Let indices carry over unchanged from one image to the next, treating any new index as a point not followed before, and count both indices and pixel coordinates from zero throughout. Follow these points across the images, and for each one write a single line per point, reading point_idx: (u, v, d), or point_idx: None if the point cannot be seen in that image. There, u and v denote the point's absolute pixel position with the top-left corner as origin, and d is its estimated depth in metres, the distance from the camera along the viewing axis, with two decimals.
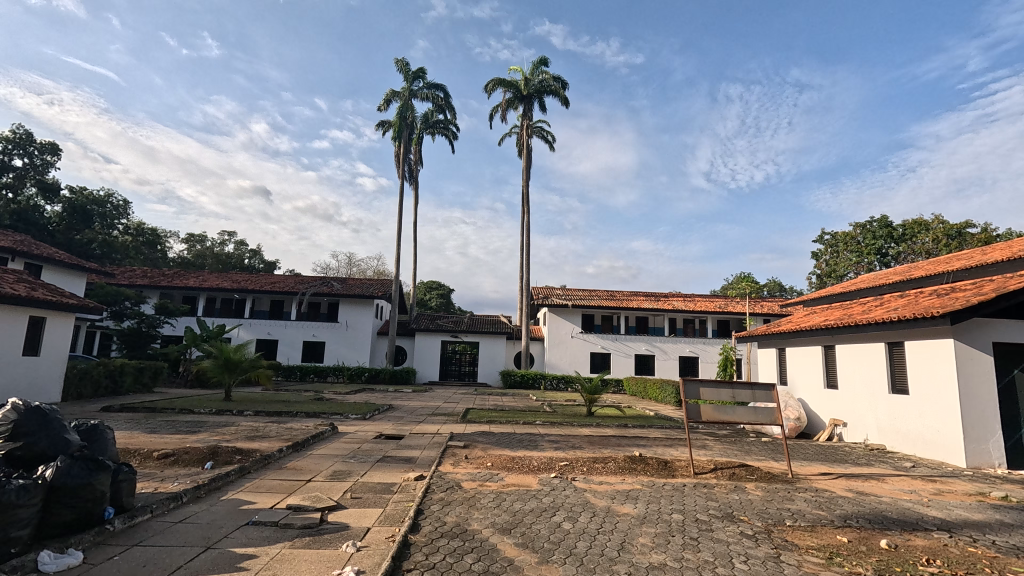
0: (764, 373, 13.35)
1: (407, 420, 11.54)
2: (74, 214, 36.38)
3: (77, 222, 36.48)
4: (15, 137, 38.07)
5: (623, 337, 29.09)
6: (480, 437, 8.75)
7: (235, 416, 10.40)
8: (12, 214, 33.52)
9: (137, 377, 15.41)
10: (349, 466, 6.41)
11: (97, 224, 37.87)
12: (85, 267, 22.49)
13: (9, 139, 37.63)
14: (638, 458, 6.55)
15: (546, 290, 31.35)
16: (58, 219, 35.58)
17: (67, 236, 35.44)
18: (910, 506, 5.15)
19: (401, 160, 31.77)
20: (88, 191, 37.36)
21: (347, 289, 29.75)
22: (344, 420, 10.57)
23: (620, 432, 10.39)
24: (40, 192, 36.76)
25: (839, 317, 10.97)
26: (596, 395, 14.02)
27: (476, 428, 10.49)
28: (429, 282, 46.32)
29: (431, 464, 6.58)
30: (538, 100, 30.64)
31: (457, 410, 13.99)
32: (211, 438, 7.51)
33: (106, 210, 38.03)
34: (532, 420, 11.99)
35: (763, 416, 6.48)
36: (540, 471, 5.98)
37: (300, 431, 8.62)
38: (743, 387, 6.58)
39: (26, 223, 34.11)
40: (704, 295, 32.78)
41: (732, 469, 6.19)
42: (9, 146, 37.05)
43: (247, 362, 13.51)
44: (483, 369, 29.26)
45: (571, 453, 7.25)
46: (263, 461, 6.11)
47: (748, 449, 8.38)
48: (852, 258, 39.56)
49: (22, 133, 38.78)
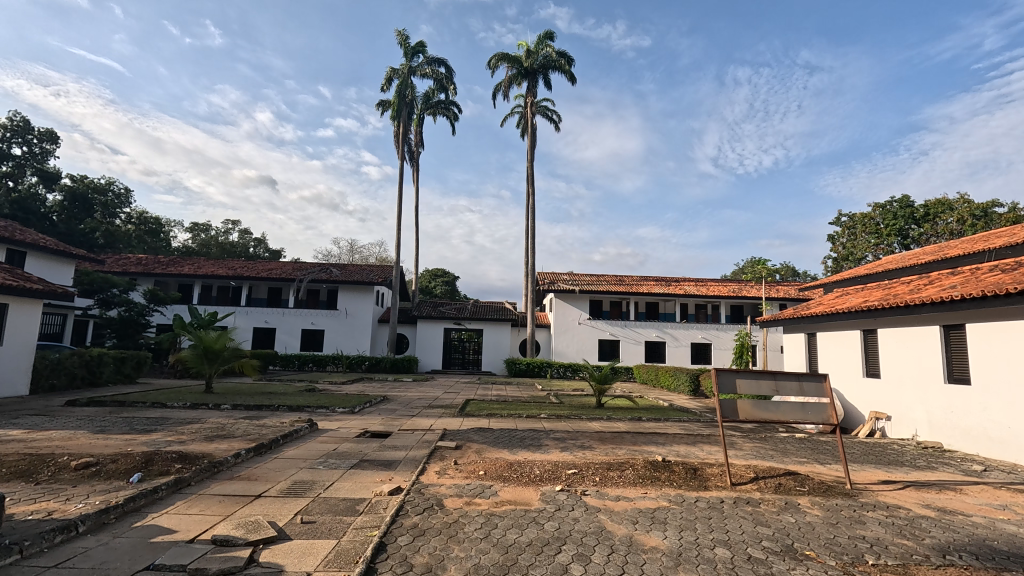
0: (790, 359, 12.20)
1: (399, 414, 10.52)
2: (75, 202, 35.64)
3: (78, 211, 35.77)
4: (14, 124, 37.32)
5: (632, 323, 27.97)
6: (476, 434, 7.70)
7: (208, 411, 9.43)
8: (11, 202, 32.82)
9: (117, 367, 14.52)
10: (314, 473, 5.36)
11: (99, 214, 37.21)
12: (72, 254, 21.59)
13: (6, 127, 36.86)
14: (660, 464, 5.43)
15: (552, 275, 30.20)
16: (59, 208, 34.91)
17: (68, 225, 34.77)
18: (1016, 531, 4.01)
19: (400, 140, 30.58)
20: (88, 179, 36.61)
21: (346, 276, 28.74)
22: (328, 414, 9.59)
23: (634, 427, 9.36)
24: (40, 180, 36.01)
25: (881, 297, 9.78)
26: (606, 385, 12.97)
27: (473, 422, 9.46)
28: (433, 269, 45.31)
29: (412, 471, 5.51)
30: (542, 76, 29.24)
31: (456, 401, 13.00)
32: (163, 438, 6.47)
33: (108, 199, 37.38)
34: (536, 413, 10.96)
35: (813, 415, 5.33)
36: (543, 483, 4.89)
37: (271, 428, 7.56)
38: (788, 376, 5.40)
39: (26, 212, 33.44)
40: (716, 279, 31.56)
41: (778, 478, 5.07)
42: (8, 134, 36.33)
43: (229, 352, 12.57)
44: (487, 357, 28.28)
45: (580, 455, 6.15)
46: (210, 469, 5.08)
47: (784, 448, 7.26)
48: (870, 241, 38.05)
49: (21, 121, 38.04)
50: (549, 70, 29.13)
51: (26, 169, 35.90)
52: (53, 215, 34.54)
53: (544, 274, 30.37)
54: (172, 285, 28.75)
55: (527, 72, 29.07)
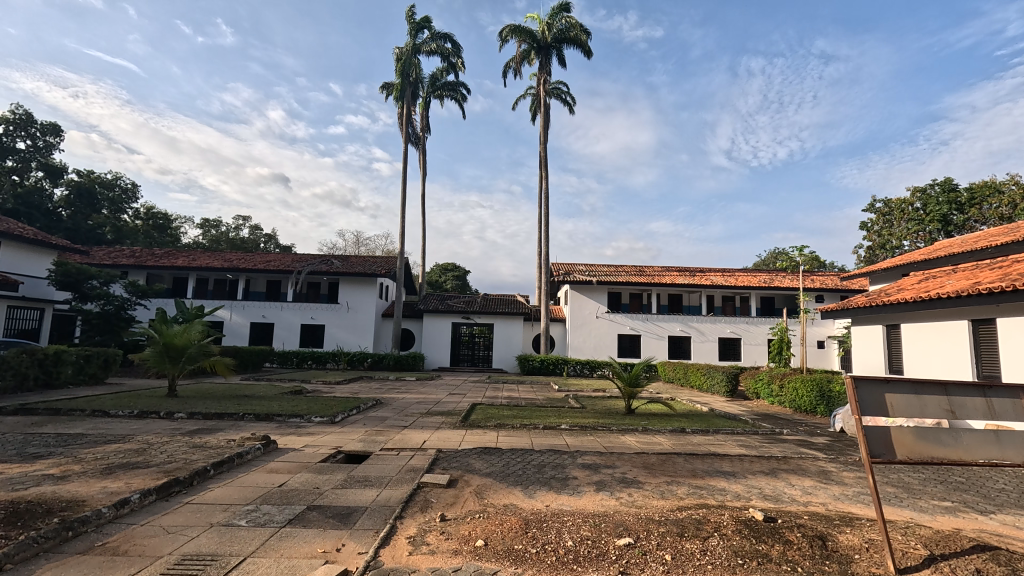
0: (862, 356, 10.16)
1: (388, 424, 8.68)
2: (80, 196, 34.54)
3: (84, 206, 34.62)
4: (16, 118, 36.18)
5: (655, 316, 25.92)
6: (479, 460, 5.79)
7: (151, 425, 7.65)
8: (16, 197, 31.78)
9: (80, 368, 12.89)
10: (224, 540, 3.46)
11: (106, 209, 36.07)
12: (51, 244, 20.15)
13: (9, 121, 35.76)
14: (765, 528, 3.44)
15: (567, 266, 28.21)
16: (65, 204, 33.84)
17: (74, 220, 33.67)
18: None
19: (405, 123, 28.74)
20: (94, 174, 35.43)
21: (347, 267, 27.02)
22: (299, 429, 7.74)
23: (681, 445, 7.39)
24: (44, 174, 34.86)
25: (997, 277, 7.68)
26: (636, 387, 11.00)
27: (477, 437, 7.59)
28: (443, 264, 43.58)
29: (375, 534, 3.58)
30: (556, 50, 27.20)
31: (461, 406, 11.16)
32: (38, 472, 4.61)
33: (114, 194, 36.14)
34: (556, 423, 9.03)
35: (1009, 452, 3.31)
36: (582, 570, 2.93)
37: (209, 450, 5.70)
38: (966, 388, 3.36)
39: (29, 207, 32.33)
40: (744, 270, 29.36)
41: (970, 559, 3.06)
42: (10, 128, 35.24)
43: (195, 349, 10.76)
44: (498, 353, 26.45)
45: (630, 506, 4.17)
46: (51, 540, 3.20)
47: (905, 482, 5.23)
48: (909, 228, 35.48)
49: (25, 114, 36.94)
50: (564, 44, 27.05)
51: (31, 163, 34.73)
52: (60, 210, 33.41)
53: (558, 265, 28.37)
54: (166, 278, 27.29)
55: (540, 47, 27.02)
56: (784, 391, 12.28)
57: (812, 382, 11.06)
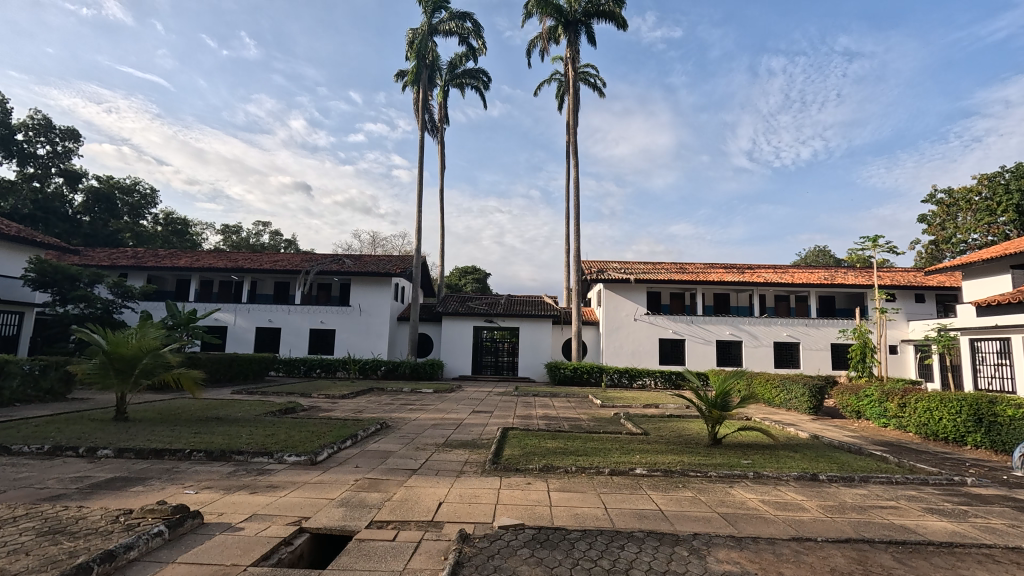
0: None
1: (392, 465, 6.21)
2: (99, 202, 33.17)
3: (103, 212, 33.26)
4: (38, 123, 35.16)
5: (700, 318, 23.06)
6: (540, 565, 3.21)
7: (53, 472, 5.33)
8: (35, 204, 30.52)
9: (33, 381, 10.77)
10: None
11: (126, 215, 34.72)
12: (38, 242, 18.46)
13: (30, 126, 34.74)
14: None
15: (600, 264, 25.53)
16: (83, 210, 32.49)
17: (94, 226, 32.30)
18: None
19: (422, 109, 26.47)
20: (113, 179, 34.12)
21: (360, 266, 24.84)
22: (262, 480, 5.32)
23: (842, 513, 4.70)
24: (64, 179, 33.68)
25: None
26: (723, 412, 8.22)
27: (523, 493, 5.05)
28: (464, 266, 41.23)
29: None
30: (585, 26, 24.73)
31: (490, 432, 8.59)
32: None
33: (134, 199, 34.69)
34: (627, 464, 6.37)
35: None
36: None
37: (59, 548, 3.20)
38: None
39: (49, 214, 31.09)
40: (799, 266, 26.23)
41: None
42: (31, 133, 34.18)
43: (148, 359, 8.46)
44: (525, 360, 23.89)
45: None
46: None
47: None
48: (977, 220, 31.73)
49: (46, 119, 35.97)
50: (593, 19, 24.51)
51: (49, 169, 33.58)
52: (80, 216, 32.10)
53: (589, 264, 25.71)
54: (168, 280, 25.48)
55: (567, 23, 24.58)
56: (906, 411, 9.40)
57: (961, 403, 8.14)
